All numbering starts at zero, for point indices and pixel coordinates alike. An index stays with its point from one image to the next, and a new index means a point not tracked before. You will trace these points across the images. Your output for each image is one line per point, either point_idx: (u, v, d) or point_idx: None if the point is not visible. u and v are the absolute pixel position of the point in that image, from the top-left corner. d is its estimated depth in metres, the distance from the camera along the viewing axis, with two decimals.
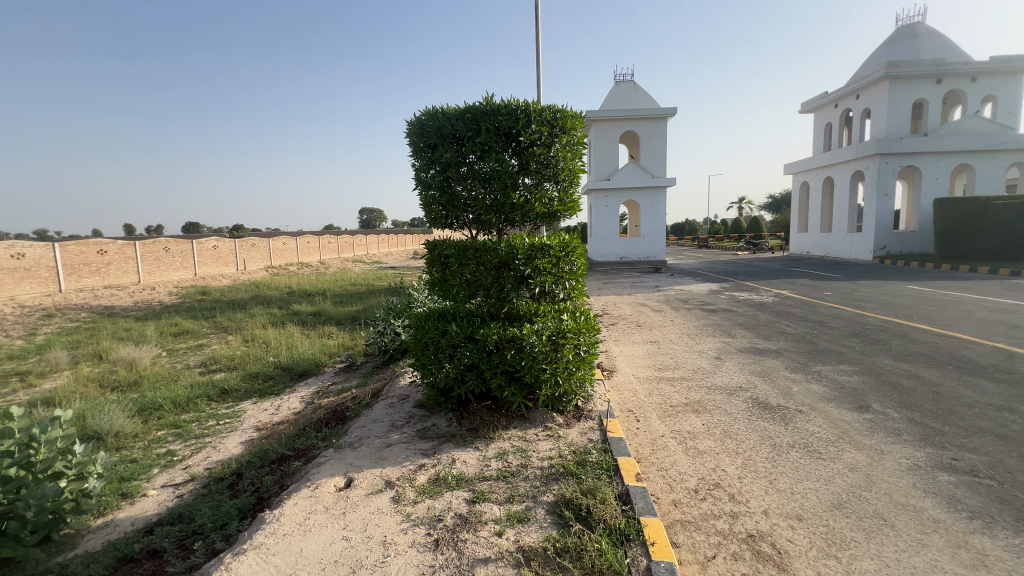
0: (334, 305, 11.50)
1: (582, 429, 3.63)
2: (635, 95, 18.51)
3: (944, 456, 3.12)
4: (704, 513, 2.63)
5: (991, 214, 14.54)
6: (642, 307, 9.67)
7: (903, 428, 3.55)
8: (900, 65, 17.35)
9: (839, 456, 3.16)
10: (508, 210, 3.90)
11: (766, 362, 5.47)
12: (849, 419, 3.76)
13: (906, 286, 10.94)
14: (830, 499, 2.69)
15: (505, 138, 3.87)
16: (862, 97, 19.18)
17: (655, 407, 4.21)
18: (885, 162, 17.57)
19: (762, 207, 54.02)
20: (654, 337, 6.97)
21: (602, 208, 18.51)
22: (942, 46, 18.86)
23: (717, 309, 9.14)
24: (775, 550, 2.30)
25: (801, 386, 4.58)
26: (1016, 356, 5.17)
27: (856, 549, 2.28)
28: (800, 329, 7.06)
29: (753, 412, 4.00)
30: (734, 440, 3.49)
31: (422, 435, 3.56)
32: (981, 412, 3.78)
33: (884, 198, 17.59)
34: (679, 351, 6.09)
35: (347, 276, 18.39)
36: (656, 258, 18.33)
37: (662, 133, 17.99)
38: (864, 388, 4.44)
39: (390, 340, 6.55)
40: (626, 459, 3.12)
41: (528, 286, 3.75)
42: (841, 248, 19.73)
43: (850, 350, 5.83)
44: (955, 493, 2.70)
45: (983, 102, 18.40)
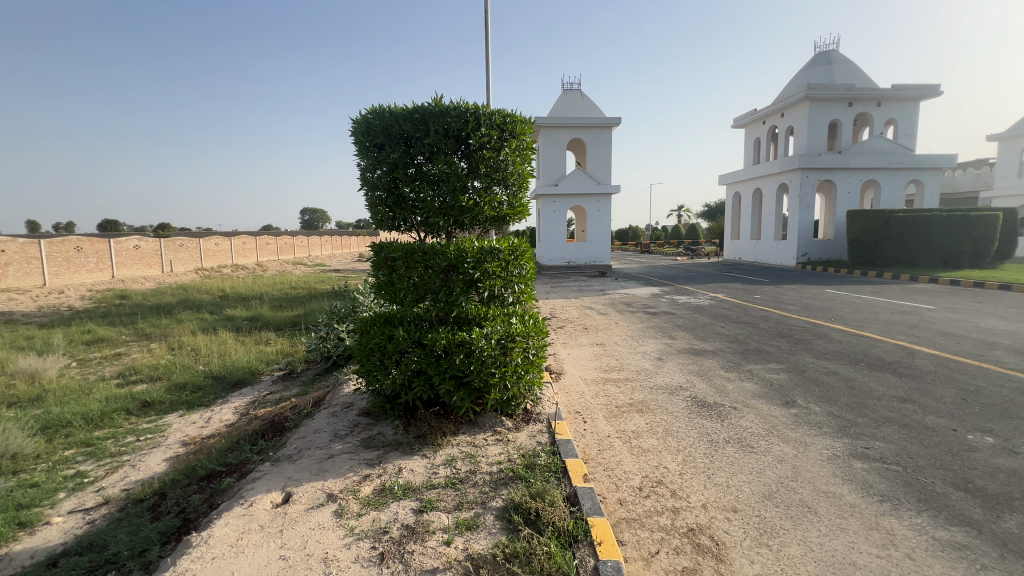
0: (272, 309, 10.91)
1: (531, 432, 3.65)
2: (582, 104, 18.98)
3: (858, 445, 3.41)
4: (648, 509, 2.72)
5: (893, 225, 16.15)
6: (589, 311, 9.91)
7: (824, 421, 3.86)
8: (819, 88, 18.96)
9: (769, 450, 3.38)
10: (457, 213, 3.86)
11: (704, 362, 5.76)
12: (777, 414, 4.04)
13: (825, 290, 11.92)
14: (762, 490, 2.86)
15: (454, 140, 3.84)
16: (786, 115, 20.77)
17: (602, 408, 4.31)
18: (807, 175, 19.10)
19: (698, 215, 57.14)
20: (600, 340, 7.15)
21: (551, 213, 18.81)
22: (853, 73, 20.81)
23: (659, 311, 9.52)
24: (713, 543, 2.41)
25: (735, 384, 4.86)
26: (916, 353, 5.77)
27: (785, 536, 2.44)
28: (734, 330, 7.51)
29: (693, 410, 4.20)
30: (674, 438, 3.64)
31: (367, 445, 3.44)
32: (888, 404, 4.19)
33: (806, 209, 19.11)
34: (624, 353, 6.28)
35: (287, 279, 17.53)
36: (602, 263, 18.88)
37: (608, 142, 18.54)
38: (790, 384, 4.79)
39: (333, 346, 6.29)
40: (575, 460, 3.17)
41: (477, 290, 3.73)
42: (769, 255, 21.23)
43: (777, 349, 6.27)
44: (869, 479, 2.96)
45: (887, 125, 20.47)
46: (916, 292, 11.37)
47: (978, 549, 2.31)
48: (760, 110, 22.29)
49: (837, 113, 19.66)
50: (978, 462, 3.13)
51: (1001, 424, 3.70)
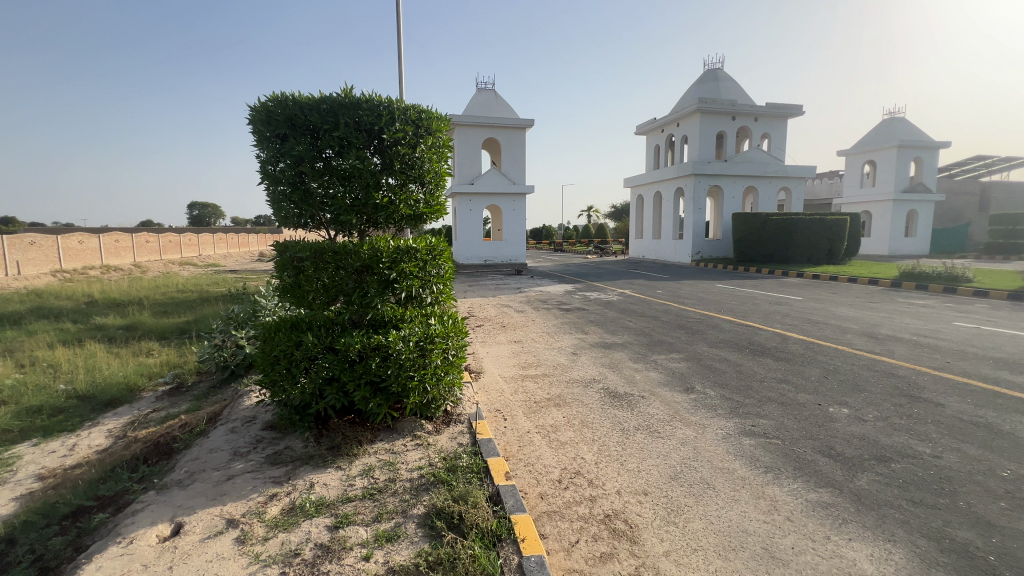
0: (154, 316, 9.66)
1: (452, 433, 3.61)
2: (496, 104, 19.12)
3: (746, 423, 3.82)
4: (567, 501, 2.81)
5: (768, 227, 18.30)
6: (506, 309, 10.05)
7: (718, 403, 4.28)
8: (708, 102, 20.93)
9: (673, 433, 3.66)
10: (371, 211, 3.70)
11: (614, 354, 6.10)
12: (679, 399, 4.39)
13: (715, 285, 13.21)
14: (668, 472, 3.10)
15: (367, 135, 3.67)
16: (681, 125, 22.64)
17: (521, 404, 4.39)
18: (699, 181, 21.03)
19: (606, 216, 60.29)
20: (518, 337, 7.28)
21: (467, 212, 18.74)
22: (736, 90, 23.25)
23: (573, 308, 9.90)
24: (627, 526, 2.56)
25: (643, 374, 5.22)
26: (789, 339, 6.60)
27: (689, 513, 2.65)
28: (640, 324, 8.07)
29: (606, 401, 4.42)
30: (590, 429, 3.80)
31: (273, 461, 3.17)
32: (768, 384, 4.75)
33: (699, 211, 21.02)
34: (541, 349, 6.46)
35: (172, 281, 15.62)
36: (518, 261, 19.22)
37: (522, 143, 18.89)
38: (689, 372, 5.25)
39: (231, 354, 5.72)
40: (496, 459, 3.18)
41: (394, 291, 3.60)
42: (668, 253, 23.04)
43: (677, 340, 6.83)
44: (755, 453, 3.33)
45: (763, 138, 23.17)
46: (787, 286, 13.02)
47: (840, 505, 2.68)
48: (660, 120, 24.07)
49: (723, 126, 21.86)
50: (838, 430, 3.65)
51: (852, 396, 4.36)
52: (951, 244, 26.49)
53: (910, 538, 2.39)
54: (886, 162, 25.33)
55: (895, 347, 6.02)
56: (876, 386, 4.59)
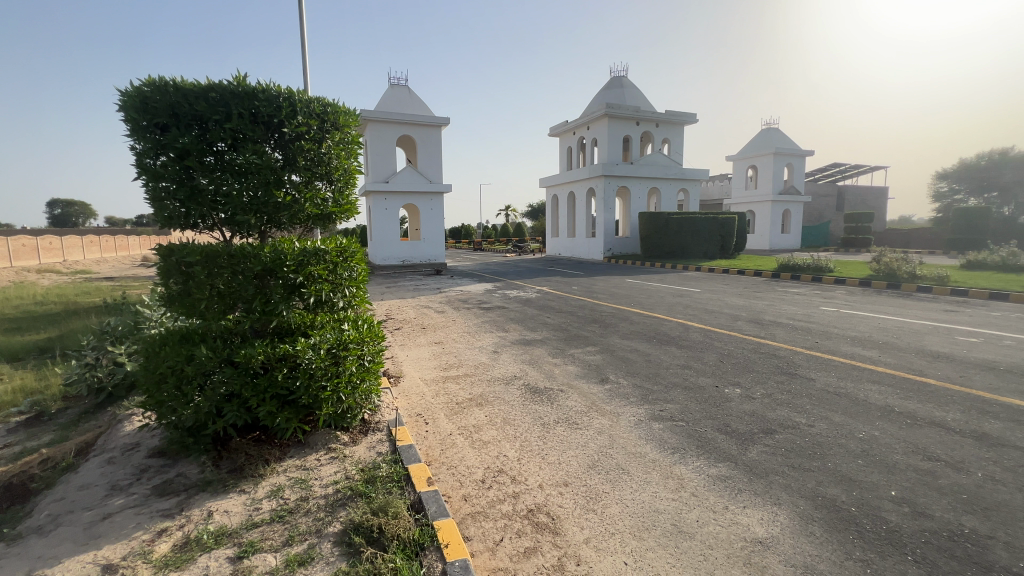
0: (4, 334, 8.15)
1: (371, 442, 3.46)
2: (410, 100, 18.64)
3: (655, 409, 4.09)
4: (491, 500, 2.82)
5: (670, 225, 19.72)
6: (426, 310, 9.85)
7: (630, 391, 4.55)
8: (615, 107, 22.17)
9: (591, 424, 3.82)
10: (272, 210, 3.42)
11: (533, 351, 6.23)
12: (595, 390, 4.60)
13: (626, 280, 14.03)
14: (587, 461, 3.22)
15: (265, 127, 3.39)
16: (591, 128, 23.72)
17: (442, 407, 4.32)
18: (608, 182, 22.19)
19: (524, 215, 61.42)
20: (438, 338, 7.17)
21: (382, 211, 18.10)
22: (639, 97, 24.83)
23: (493, 306, 9.95)
24: (550, 519, 2.62)
25: (561, 368, 5.40)
26: (690, 328, 7.19)
27: (607, 499, 2.78)
28: (557, 319, 8.33)
29: (526, 397, 4.51)
30: (512, 426, 3.85)
31: (161, 492, 2.82)
32: (674, 371, 5.15)
33: (609, 210, 22.19)
34: (462, 349, 6.42)
35: (25, 292, 13.27)
36: (437, 261, 18.94)
37: (438, 141, 18.61)
38: (604, 363, 5.52)
39: (107, 375, 4.98)
40: (417, 465, 3.10)
41: (301, 296, 3.36)
42: (582, 251, 24.06)
43: (593, 333, 7.15)
44: (663, 436, 3.58)
45: (663, 142, 24.98)
46: (688, 279, 14.19)
47: (735, 477, 2.97)
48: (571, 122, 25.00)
49: (628, 131, 23.27)
50: (732, 409, 4.05)
51: (743, 377, 4.86)
52: (816, 239, 30.62)
53: (793, 500, 2.70)
54: (765, 167, 28.55)
55: (776, 331, 6.82)
56: (761, 366, 5.16)
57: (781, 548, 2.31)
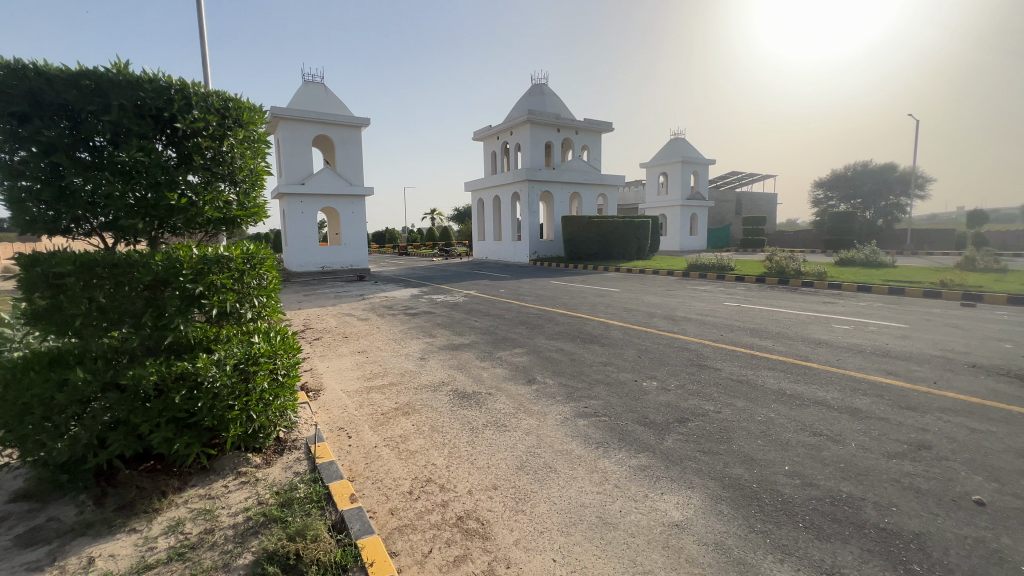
0: None
1: (287, 463, 3.22)
2: (326, 98, 17.73)
3: (580, 406, 4.23)
4: (419, 511, 2.74)
5: (591, 227, 20.61)
6: (348, 318, 9.40)
7: (556, 391, 4.66)
8: (537, 114, 22.72)
9: (519, 425, 3.86)
10: (163, 213, 3.08)
11: (461, 355, 6.17)
12: (523, 392, 4.66)
13: (551, 282, 14.40)
14: (515, 463, 3.25)
15: (153, 122, 3.06)
16: (514, 133, 24.10)
17: (367, 419, 4.14)
18: (532, 186, 22.67)
19: (450, 219, 60.87)
20: (361, 347, 6.87)
21: (297, 214, 17.05)
22: (559, 104, 25.66)
23: (419, 312, 9.74)
24: (480, 524, 2.60)
25: (489, 371, 5.40)
26: (611, 326, 7.53)
27: (535, 499, 2.82)
28: (485, 323, 8.34)
29: (455, 403, 4.45)
30: (440, 433, 3.78)
31: (26, 542, 2.42)
32: (596, 368, 5.36)
33: (533, 214, 22.69)
34: (387, 357, 6.20)
35: None
36: (359, 266, 18.18)
37: (357, 142, 17.88)
38: (531, 364, 5.61)
39: None
40: (339, 482, 2.94)
41: (202, 307, 3.06)
42: (508, 254, 24.36)
43: (520, 335, 7.25)
44: (587, 431, 3.71)
45: (583, 149, 26.03)
46: (609, 279, 14.88)
47: (654, 467, 3.14)
48: (495, 127, 25.23)
49: (550, 137, 23.97)
50: (650, 401, 4.30)
51: (659, 370, 5.18)
52: (719, 241, 33.60)
53: (705, 483, 2.90)
54: (674, 174, 30.74)
55: (687, 326, 7.36)
56: (675, 360, 5.53)
57: (694, 529, 2.48)
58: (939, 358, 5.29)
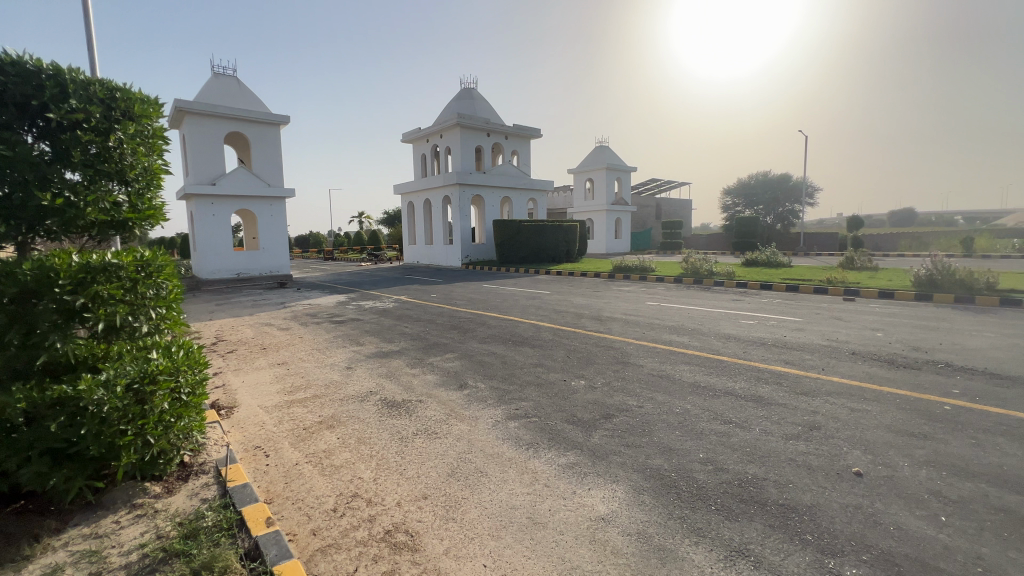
0: None
1: (193, 489, 2.93)
2: (239, 92, 16.48)
3: (511, 408, 4.27)
4: (344, 529, 2.62)
5: (521, 232, 20.87)
6: (267, 328, 8.78)
7: (487, 394, 4.67)
8: (466, 118, 22.72)
9: (450, 431, 3.82)
10: (32, 215, 2.71)
11: (391, 363, 5.99)
12: (454, 397, 4.61)
13: (483, 286, 14.42)
14: (445, 470, 3.20)
15: (17, 111, 2.70)
16: (444, 137, 23.90)
17: (287, 435, 3.88)
18: (463, 190, 22.58)
19: (379, 222, 58.93)
20: (281, 359, 6.45)
21: (207, 217, 15.64)
22: (489, 109, 25.84)
23: (346, 319, 9.33)
24: (409, 536, 2.53)
25: (420, 378, 5.28)
26: (542, 327, 7.68)
27: (466, 505, 2.79)
28: (416, 328, 8.17)
29: (383, 412, 4.30)
30: (368, 445, 3.63)
31: None
32: (527, 370, 5.43)
33: (465, 218, 22.62)
34: (310, 369, 5.86)
35: None
36: (280, 272, 17.04)
37: (276, 140, 16.79)
38: (463, 369, 5.57)
39: None
40: (254, 506, 2.72)
41: (84, 322, 2.71)
42: (440, 258, 24.06)
43: (452, 340, 7.18)
44: (518, 433, 3.74)
45: (513, 155, 26.40)
46: (540, 282, 15.19)
47: (582, 463, 3.23)
48: (424, 129, 24.85)
49: (480, 142, 24.05)
50: (578, 399, 4.43)
51: (587, 369, 5.35)
52: (641, 244, 35.64)
53: (630, 476, 3.04)
54: (600, 181, 32.10)
55: (613, 325, 7.69)
56: (601, 358, 5.75)
57: (619, 521, 2.58)
58: (826, 347, 5.96)
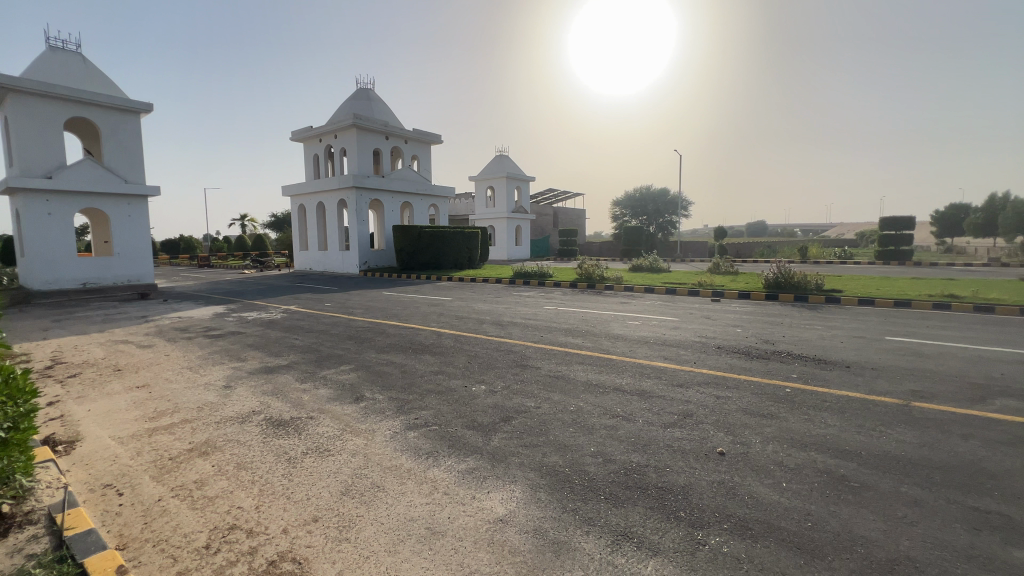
0: None
1: (16, 545, 2.43)
2: (86, 72, 14.09)
3: (410, 418, 4.16)
4: (219, 566, 2.35)
5: (422, 237, 20.46)
6: (122, 345, 7.56)
7: (386, 405, 4.50)
8: (363, 119, 21.84)
9: (344, 447, 3.62)
10: None
11: (277, 379, 5.50)
12: (349, 411, 4.37)
13: (383, 293, 13.89)
14: (339, 488, 3.03)
15: None
16: (339, 137, 22.69)
17: (147, 468, 3.37)
18: (360, 194, 21.60)
19: (265, 225, 53.99)
20: (141, 381, 5.59)
21: (40, 217, 13.08)
22: (387, 112, 25.10)
23: (225, 333, 8.39)
24: (296, 565, 2.35)
25: (311, 394, 4.92)
26: (443, 334, 7.62)
27: (361, 524, 2.65)
28: (307, 340, 7.62)
29: (267, 433, 3.94)
30: (249, 470, 3.30)
31: None
32: (428, 378, 5.35)
33: (362, 223, 21.64)
34: (178, 390, 5.16)
35: None
36: (141, 282, 14.81)
37: (134, 130, 14.62)
38: (359, 381, 5.30)
39: None
40: (100, 556, 2.33)
41: None
42: (336, 265, 22.73)
43: (347, 351, 6.81)
44: (418, 443, 3.67)
45: (412, 159, 25.93)
46: (442, 289, 15.05)
47: (482, 468, 3.26)
48: (316, 128, 23.36)
49: (378, 144, 23.24)
50: (478, 404, 4.47)
51: (487, 374, 5.41)
52: (540, 250, 37.05)
53: (528, 476, 3.12)
54: (500, 188, 32.78)
55: (513, 330, 7.88)
56: (501, 362, 5.85)
57: (516, 520, 2.65)
58: (698, 343, 6.70)
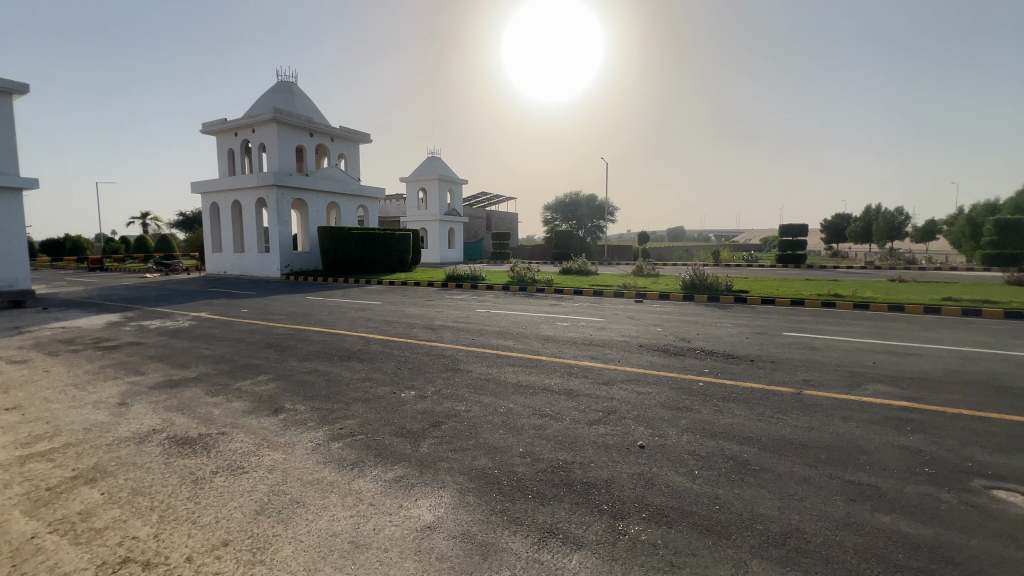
0: None
1: None
2: None
3: (334, 428, 3.98)
4: None
5: (351, 240, 19.74)
6: None
7: (308, 416, 4.27)
8: (284, 114, 20.60)
9: (259, 463, 3.38)
10: None
11: (183, 393, 5.02)
12: (267, 425, 4.09)
13: (306, 298, 13.16)
14: (253, 508, 2.82)
15: None
16: (257, 132, 21.23)
17: (18, 503, 2.93)
18: (282, 193, 20.34)
19: (170, 224, 49.10)
20: (13, 401, 4.86)
21: None
22: (311, 107, 23.89)
23: (120, 344, 7.51)
24: None
25: (223, 407, 4.55)
26: (371, 339, 7.36)
27: (277, 544, 2.49)
28: (219, 349, 7.03)
29: (170, 453, 3.58)
30: (147, 495, 2.98)
31: None
32: (355, 385, 5.14)
33: (283, 223, 20.39)
34: (60, 411, 4.54)
35: None
36: (13, 287, 12.88)
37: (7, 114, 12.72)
38: (278, 392, 4.98)
39: None
40: None
41: None
42: (253, 268, 21.20)
43: (266, 359, 6.37)
44: (342, 454, 3.52)
45: (338, 158, 24.88)
46: (371, 292, 14.55)
47: (410, 475, 3.19)
48: (230, 121, 21.68)
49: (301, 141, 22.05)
50: (407, 411, 4.36)
51: (417, 379, 5.31)
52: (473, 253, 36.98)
53: (458, 481, 3.09)
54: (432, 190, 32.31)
55: (444, 333, 7.79)
56: (432, 367, 5.77)
57: (445, 526, 2.62)
58: (622, 342, 7.03)
